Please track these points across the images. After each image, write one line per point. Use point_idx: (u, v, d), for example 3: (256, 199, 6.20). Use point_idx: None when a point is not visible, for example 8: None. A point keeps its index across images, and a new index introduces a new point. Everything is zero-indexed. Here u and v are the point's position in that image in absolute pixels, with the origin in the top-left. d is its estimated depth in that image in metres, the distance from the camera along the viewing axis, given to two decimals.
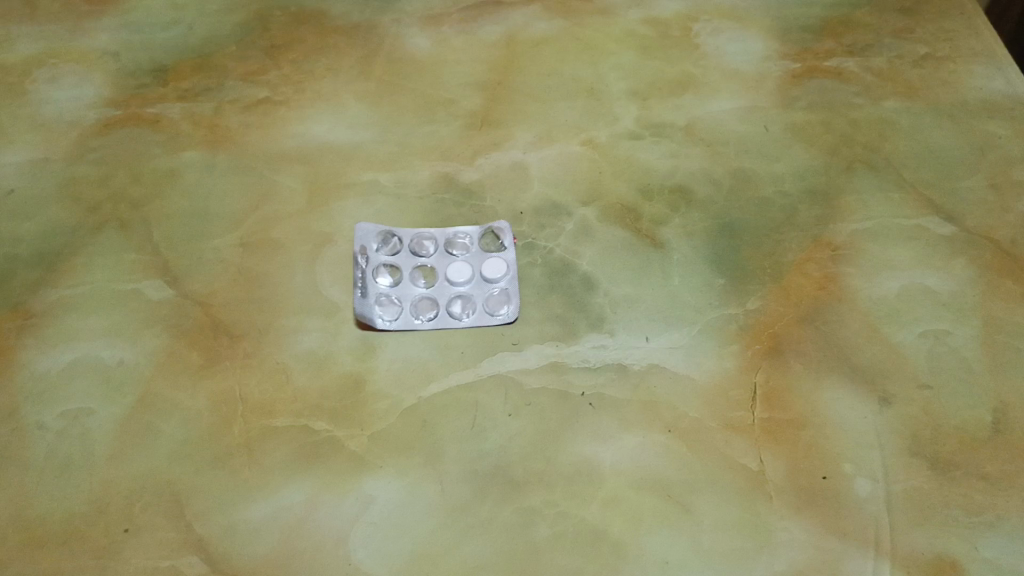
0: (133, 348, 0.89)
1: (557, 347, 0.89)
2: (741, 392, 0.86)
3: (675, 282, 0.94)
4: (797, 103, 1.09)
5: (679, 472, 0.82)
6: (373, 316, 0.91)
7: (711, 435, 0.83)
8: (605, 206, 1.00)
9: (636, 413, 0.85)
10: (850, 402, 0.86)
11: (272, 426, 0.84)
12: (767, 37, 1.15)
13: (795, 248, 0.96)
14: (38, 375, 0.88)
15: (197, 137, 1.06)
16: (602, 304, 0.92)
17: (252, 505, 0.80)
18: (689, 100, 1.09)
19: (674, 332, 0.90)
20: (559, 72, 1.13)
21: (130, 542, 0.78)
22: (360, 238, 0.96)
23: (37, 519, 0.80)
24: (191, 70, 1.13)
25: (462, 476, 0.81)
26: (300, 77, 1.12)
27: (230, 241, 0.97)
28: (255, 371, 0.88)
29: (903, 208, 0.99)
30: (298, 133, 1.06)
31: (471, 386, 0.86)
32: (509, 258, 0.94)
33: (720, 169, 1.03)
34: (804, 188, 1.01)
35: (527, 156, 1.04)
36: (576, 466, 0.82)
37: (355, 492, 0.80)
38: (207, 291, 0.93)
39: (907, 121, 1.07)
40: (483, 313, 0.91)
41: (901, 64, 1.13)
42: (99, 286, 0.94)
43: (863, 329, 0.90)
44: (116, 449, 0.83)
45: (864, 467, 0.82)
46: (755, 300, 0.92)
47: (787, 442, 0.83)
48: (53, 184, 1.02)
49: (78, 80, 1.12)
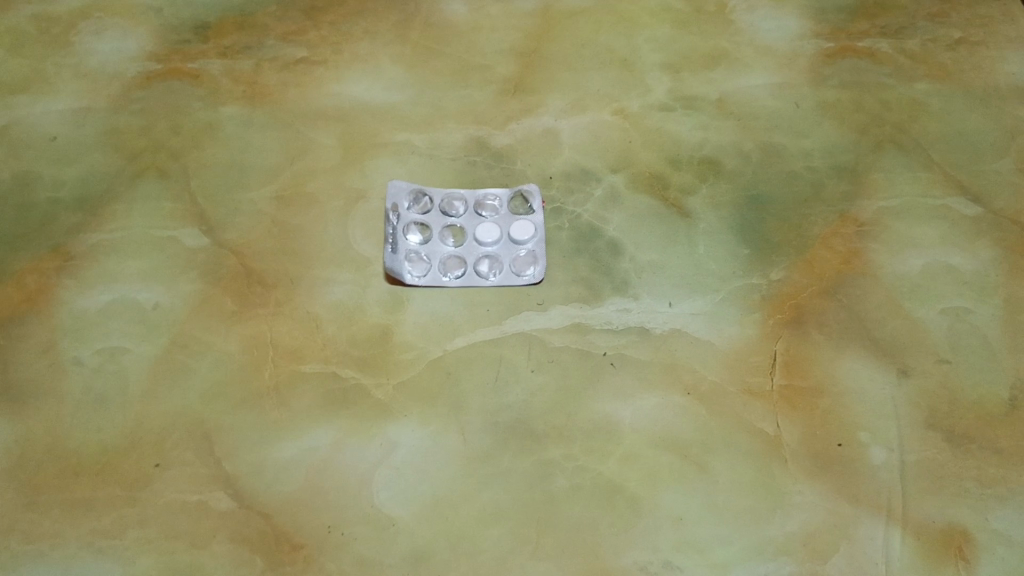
0: (168, 292, 0.92)
1: (581, 308, 0.90)
2: (761, 359, 0.87)
3: (700, 251, 0.95)
4: (829, 81, 1.09)
5: (697, 433, 0.83)
6: (402, 271, 0.93)
7: (730, 399, 0.85)
8: (633, 174, 1.01)
9: (656, 374, 0.86)
10: (869, 374, 0.87)
11: (300, 372, 0.86)
12: (802, 15, 1.16)
13: (821, 222, 0.97)
14: (77, 313, 0.91)
15: (237, 92, 1.08)
16: (627, 269, 0.93)
17: (278, 445, 0.82)
18: (721, 74, 1.10)
19: (697, 299, 0.91)
20: (594, 42, 1.14)
21: (162, 476, 0.81)
22: (392, 195, 0.98)
23: (72, 449, 0.82)
24: (232, 28, 1.15)
25: (484, 427, 0.83)
26: (338, 38, 1.14)
27: (265, 193, 0.99)
28: (286, 319, 0.90)
29: (931, 187, 1.00)
30: (334, 93, 1.08)
31: (496, 342, 0.88)
32: (538, 221, 0.96)
33: (749, 143, 1.04)
34: (833, 164, 1.02)
35: (558, 123, 1.06)
36: (596, 423, 0.84)
37: (380, 437, 0.83)
38: (242, 241, 0.96)
39: (939, 104, 1.07)
40: (510, 273, 0.93)
41: (934, 47, 1.13)
42: (137, 230, 0.96)
43: (885, 304, 0.91)
44: (150, 386, 0.86)
45: (880, 436, 0.83)
46: (779, 270, 0.93)
47: (804, 409, 0.84)
48: (95, 132, 1.05)
49: (122, 33, 1.14)
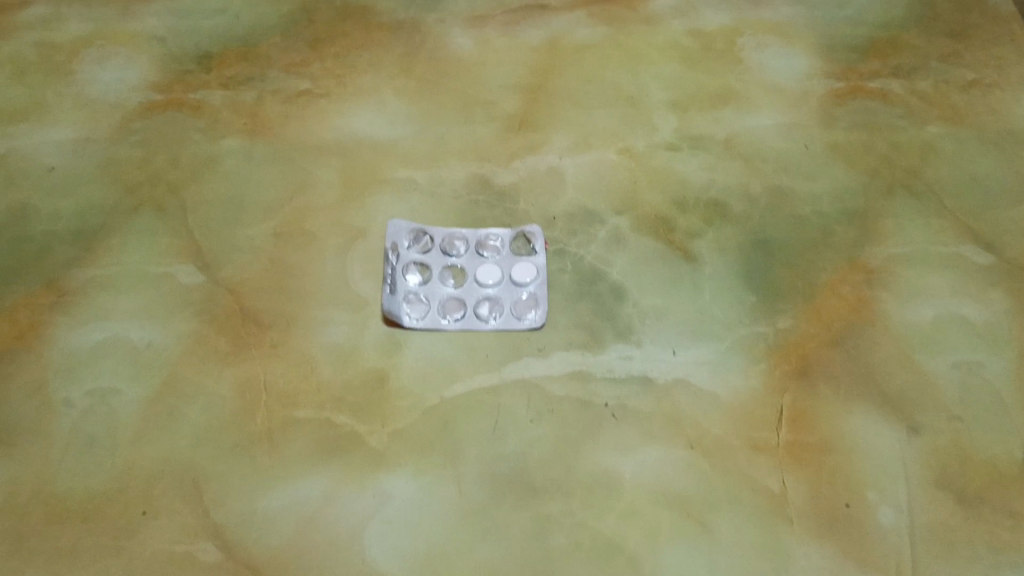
0: (162, 331, 0.90)
1: (582, 355, 0.88)
2: (766, 412, 0.85)
3: (705, 296, 0.93)
4: (840, 122, 1.07)
5: (699, 488, 0.81)
6: (401, 313, 0.91)
7: (735, 454, 0.83)
8: (639, 216, 0.99)
9: (658, 426, 0.84)
10: (877, 429, 0.84)
11: (294, 417, 0.84)
12: (812, 55, 1.14)
13: (830, 269, 0.95)
14: (68, 351, 0.89)
15: (238, 124, 1.07)
16: (630, 315, 0.91)
17: (269, 494, 0.80)
18: (730, 113, 1.08)
19: (702, 347, 0.89)
20: (600, 78, 1.12)
21: (149, 525, 0.79)
22: (392, 235, 0.96)
23: (59, 495, 0.80)
24: (235, 58, 1.14)
25: (481, 479, 0.81)
26: (342, 70, 1.12)
27: (263, 230, 0.98)
28: (281, 361, 0.88)
29: (942, 235, 0.98)
30: (336, 126, 1.07)
31: (494, 389, 0.86)
32: (540, 263, 0.94)
33: (757, 185, 1.02)
34: (842, 208, 1.00)
35: (562, 161, 1.04)
36: (595, 476, 0.81)
37: (374, 488, 0.81)
38: (238, 278, 0.94)
39: (951, 147, 1.05)
40: (511, 317, 0.91)
41: (947, 88, 1.11)
42: (132, 266, 0.95)
43: (895, 356, 0.89)
44: (140, 430, 0.84)
45: (888, 496, 0.81)
46: (787, 318, 0.91)
47: (811, 465, 0.82)
48: (93, 163, 1.03)
49: (124, 62, 1.13)
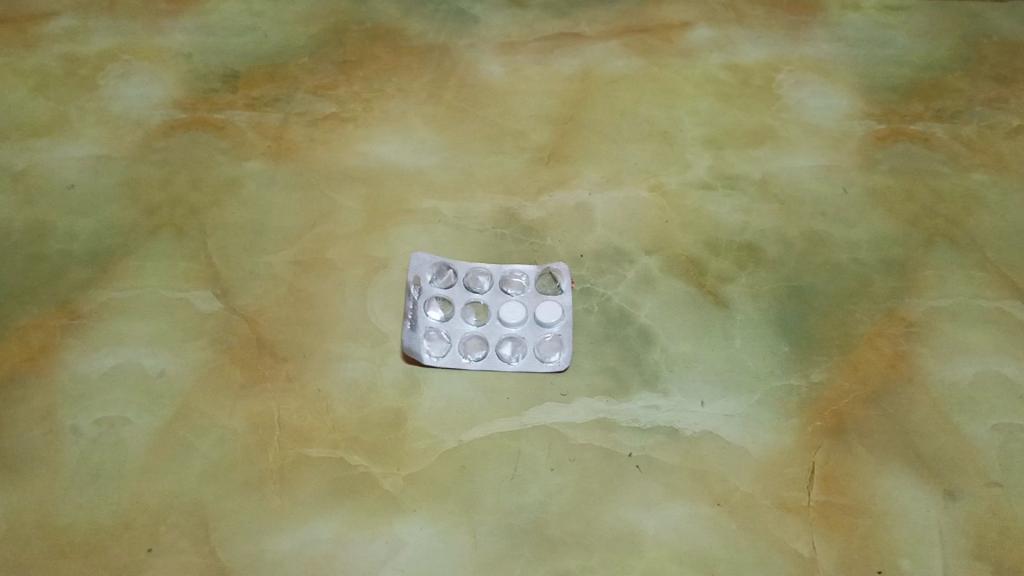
0: (176, 359, 0.88)
1: (607, 402, 0.85)
2: (797, 471, 0.81)
3: (736, 345, 0.89)
4: (879, 166, 1.04)
5: (725, 549, 0.77)
6: (421, 350, 0.88)
7: (763, 513, 0.79)
8: (669, 257, 0.96)
9: (684, 480, 0.81)
10: (912, 493, 0.81)
11: (307, 455, 0.82)
12: (852, 95, 1.11)
13: (866, 321, 0.91)
14: (78, 377, 0.87)
15: (262, 147, 1.05)
16: (658, 361, 0.88)
17: (278, 536, 0.77)
18: (766, 153, 1.05)
19: (732, 399, 0.86)
20: (634, 111, 1.09)
21: (153, 563, 0.76)
22: (415, 267, 0.94)
23: (62, 528, 0.78)
24: (262, 78, 1.12)
25: (497, 529, 0.78)
26: (370, 94, 1.10)
27: (283, 258, 0.95)
28: (295, 396, 0.85)
29: (984, 289, 0.94)
30: (362, 153, 1.04)
31: (514, 435, 0.83)
32: (565, 303, 0.91)
33: (792, 229, 0.99)
34: (881, 257, 0.96)
35: (592, 197, 1.01)
36: (616, 532, 0.78)
37: (385, 534, 0.78)
38: (255, 307, 0.91)
39: (995, 196, 1.02)
40: (534, 358, 0.88)
41: (991, 135, 1.08)
42: (148, 291, 0.92)
43: (932, 416, 0.85)
44: (148, 462, 0.82)
45: (923, 565, 0.77)
46: (820, 371, 0.87)
47: (842, 529, 0.78)
48: (114, 182, 1.02)
49: (149, 79, 1.12)
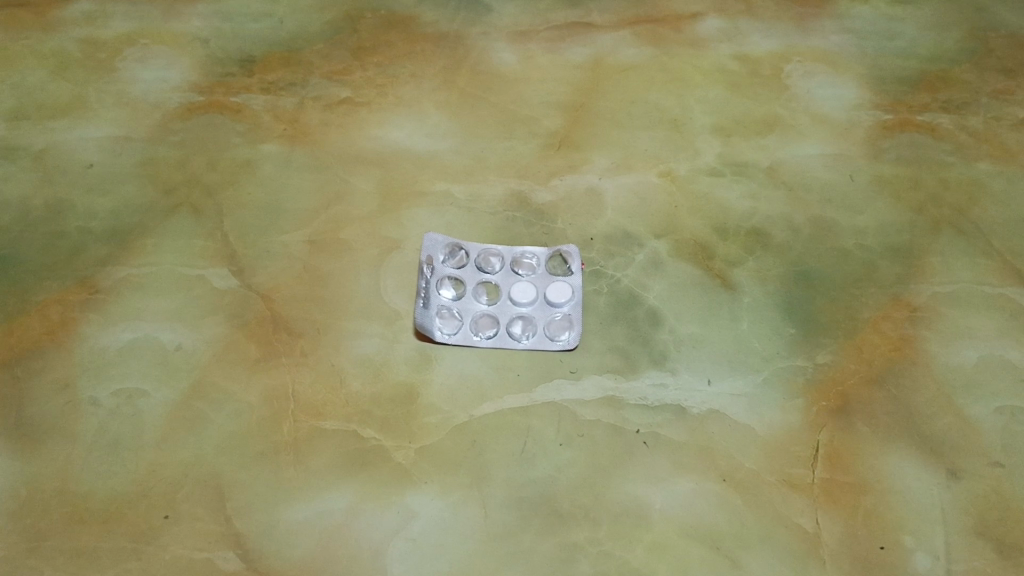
0: (192, 334, 0.89)
1: (615, 380, 0.87)
2: (802, 449, 0.83)
3: (743, 326, 0.91)
4: (886, 155, 1.05)
5: (730, 524, 0.79)
6: (433, 328, 0.90)
7: (768, 490, 0.80)
8: (678, 241, 0.97)
9: (691, 457, 0.82)
10: (916, 473, 0.82)
11: (321, 428, 0.83)
12: (859, 85, 1.13)
13: (872, 305, 0.93)
14: (97, 350, 0.88)
15: (278, 130, 1.07)
16: (666, 341, 0.90)
17: (293, 506, 0.79)
18: (774, 141, 1.07)
19: (738, 379, 0.87)
20: (644, 99, 1.11)
21: (169, 530, 0.78)
22: (427, 248, 0.95)
23: (81, 495, 0.80)
24: (278, 63, 1.13)
25: (507, 502, 0.80)
26: (384, 80, 1.12)
27: (298, 237, 0.97)
28: (310, 370, 0.87)
29: (989, 276, 0.95)
30: (376, 136, 1.06)
31: (525, 411, 0.85)
32: (575, 284, 0.93)
33: (800, 215, 1.00)
34: (887, 244, 0.98)
35: (603, 182, 1.02)
36: (624, 506, 0.79)
37: (398, 505, 0.79)
38: (271, 285, 0.93)
39: (1001, 186, 1.03)
40: (544, 337, 0.89)
41: (998, 126, 1.09)
42: (166, 268, 0.94)
43: (936, 398, 0.86)
44: (165, 433, 0.83)
45: (925, 542, 0.78)
46: (826, 354, 0.89)
47: (845, 505, 0.80)
48: (132, 162, 1.03)
49: (167, 63, 1.13)
